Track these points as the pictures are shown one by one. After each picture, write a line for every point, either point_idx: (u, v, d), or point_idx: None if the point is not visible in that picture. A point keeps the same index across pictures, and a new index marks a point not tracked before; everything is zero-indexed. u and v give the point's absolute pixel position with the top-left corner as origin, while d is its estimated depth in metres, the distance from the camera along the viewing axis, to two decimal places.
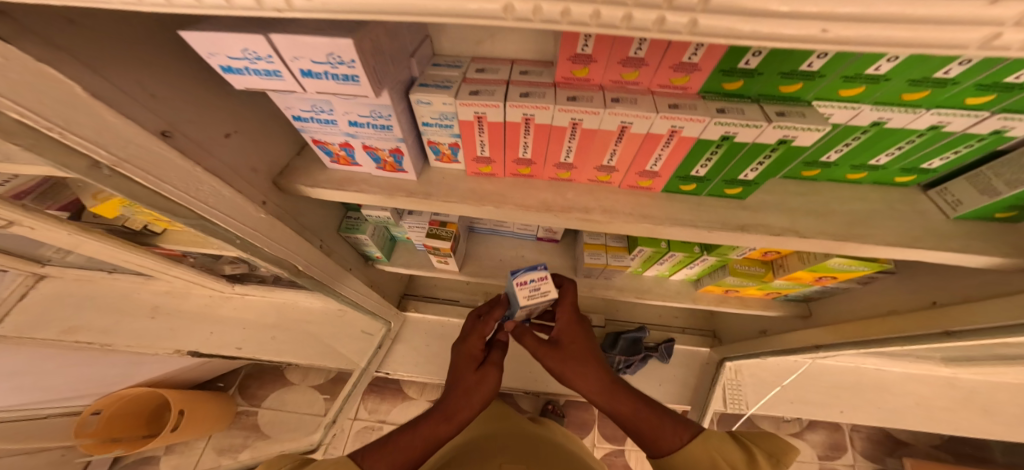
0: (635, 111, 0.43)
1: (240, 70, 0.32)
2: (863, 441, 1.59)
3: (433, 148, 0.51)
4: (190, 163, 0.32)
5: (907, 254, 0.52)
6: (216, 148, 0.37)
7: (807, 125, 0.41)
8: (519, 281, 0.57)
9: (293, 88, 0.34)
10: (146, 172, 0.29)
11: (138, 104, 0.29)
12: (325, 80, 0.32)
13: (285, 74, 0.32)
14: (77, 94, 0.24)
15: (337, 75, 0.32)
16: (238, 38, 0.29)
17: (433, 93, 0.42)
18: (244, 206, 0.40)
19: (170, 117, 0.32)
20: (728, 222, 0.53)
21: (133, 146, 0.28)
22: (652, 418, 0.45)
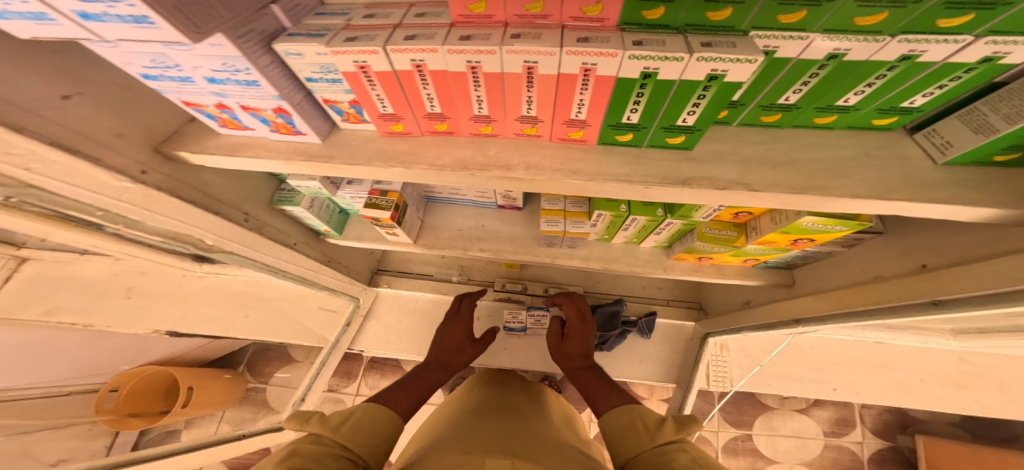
0: (535, 46, 0.36)
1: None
2: (873, 418, 1.52)
3: (333, 107, 0.46)
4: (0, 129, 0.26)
5: (883, 207, 0.44)
6: (52, 113, 0.32)
7: (735, 55, 0.34)
8: (531, 312, 1.10)
9: (86, 36, 0.26)
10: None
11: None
12: (114, 23, 0.25)
13: (61, 19, 0.24)
14: None
15: (125, 17, 0.24)
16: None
17: (302, 42, 0.36)
18: (96, 175, 0.35)
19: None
20: (669, 176, 0.46)
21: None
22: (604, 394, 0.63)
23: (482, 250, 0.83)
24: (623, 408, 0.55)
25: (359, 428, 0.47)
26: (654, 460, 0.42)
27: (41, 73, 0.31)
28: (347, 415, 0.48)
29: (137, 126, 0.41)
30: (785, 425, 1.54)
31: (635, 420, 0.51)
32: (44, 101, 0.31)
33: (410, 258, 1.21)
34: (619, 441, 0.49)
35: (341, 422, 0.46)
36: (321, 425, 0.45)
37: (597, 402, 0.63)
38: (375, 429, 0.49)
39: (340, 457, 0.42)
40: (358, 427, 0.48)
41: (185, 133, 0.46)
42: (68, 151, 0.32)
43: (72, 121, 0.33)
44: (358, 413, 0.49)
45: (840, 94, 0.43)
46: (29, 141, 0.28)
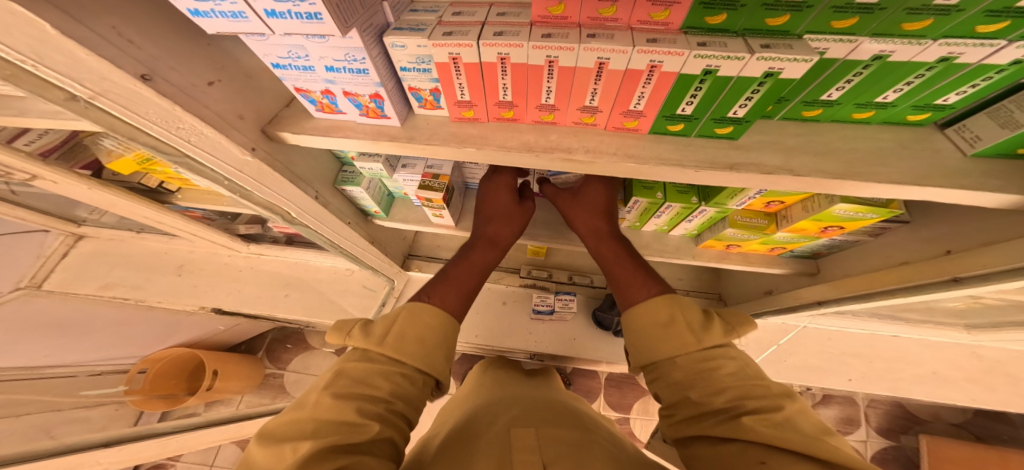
0: (610, 45, 0.41)
1: (207, 14, 0.30)
2: (879, 417, 1.56)
3: (415, 94, 0.51)
4: (170, 105, 0.33)
5: (914, 193, 0.48)
6: (202, 96, 0.38)
7: (793, 55, 0.38)
8: (561, 296, 1.14)
9: (261, 31, 0.32)
10: (124, 107, 0.32)
11: (114, 45, 0.29)
12: (291, 21, 0.30)
13: (251, 16, 0.30)
14: (46, 30, 0.24)
15: (301, 14, 0.30)
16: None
17: (407, 35, 0.41)
18: (229, 149, 0.42)
19: (149, 61, 0.32)
20: (717, 161, 0.50)
21: (107, 83, 0.30)
22: (635, 279, 0.59)
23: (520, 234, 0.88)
24: (660, 297, 0.52)
25: (404, 338, 0.47)
26: (697, 366, 0.44)
27: (197, 62, 0.37)
28: (388, 326, 0.48)
29: (254, 111, 0.46)
30: None
31: (672, 315, 0.49)
32: (199, 86, 0.37)
33: (440, 244, 1.23)
34: (652, 341, 0.49)
35: (386, 332, 0.47)
36: (361, 340, 0.47)
37: (627, 290, 0.58)
38: (422, 331, 0.49)
39: (389, 374, 0.44)
40: (400, 334, 0.47)
41: (285, 116, 0.51)
42: (215, 127, 0.39)
43: (216, 104, 0.39)
44: (398, 323, 0.48)
45: (879, 91, 0.48)
46: (189, 116, 0.35)
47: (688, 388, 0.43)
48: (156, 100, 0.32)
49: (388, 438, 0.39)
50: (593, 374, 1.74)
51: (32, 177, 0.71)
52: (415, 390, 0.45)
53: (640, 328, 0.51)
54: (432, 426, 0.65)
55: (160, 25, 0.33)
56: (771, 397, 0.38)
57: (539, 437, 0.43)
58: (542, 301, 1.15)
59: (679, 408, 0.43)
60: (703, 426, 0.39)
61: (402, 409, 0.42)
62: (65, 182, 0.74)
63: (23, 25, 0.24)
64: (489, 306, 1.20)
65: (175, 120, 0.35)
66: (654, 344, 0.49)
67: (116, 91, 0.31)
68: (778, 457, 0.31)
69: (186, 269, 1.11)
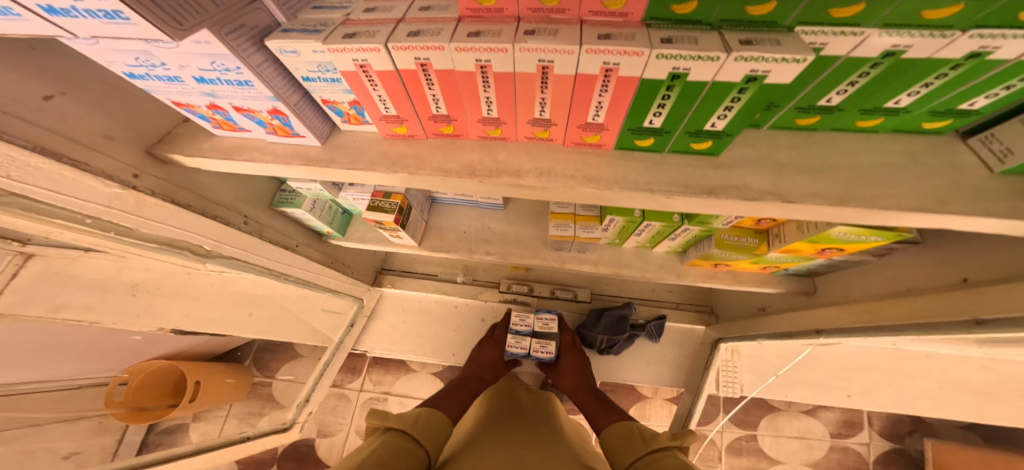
0: (551, 44, 0.32)
1: None
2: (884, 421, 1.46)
3: (332, 108, 0.44)
4: None
5: (931, 220, 0.39)
6: (33, 113, 0.31)
7: (781, 55, 0.30)
8: (540, 315, 1.03)
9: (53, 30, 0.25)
10: None
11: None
12: (84, 19, 0.24)
13: (25, 13, 0.23)
14: None
15: (95, 12, 0.23)
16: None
17: (297, 38, 0.34)
18: (84, 182, 0.34)
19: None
20: (693, 184, 0.42)
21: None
22: (604, 412, 0.75)
23: (488, 254, 0.79)
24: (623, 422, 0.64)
25: (425, 427, 0.59)
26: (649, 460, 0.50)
27: (19, 71, 0.31)
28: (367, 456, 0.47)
29: (125, 127, 0.40)
30: (791, 426, 1.47)
31: (631, 432, 0.59)
32: (30, 101, 0.31)
33: (414, 258, 1.21)
34: (620, 452, 0.57)
35: (413, 421, 0.59)
36: (399, 421, 0.56)
37: (596, 416, 0.75)
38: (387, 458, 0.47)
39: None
40: (426, 426, 0.60)
41: (179, 134, 0.46)
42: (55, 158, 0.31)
43: (61, 121, 0.33)
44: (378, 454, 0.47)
45: (889, 95, 0.39)
46: (6, 146, 0.27)
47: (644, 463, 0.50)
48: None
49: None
50: None
51: None
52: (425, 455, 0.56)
53: (610, 449, 0.60)
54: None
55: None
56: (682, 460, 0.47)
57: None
58: (522, 320, 1.02)
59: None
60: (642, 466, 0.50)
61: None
62: None
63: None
64: (467, 322, 1.14)
65: None
66: (619, 453, 0.57)
67: None
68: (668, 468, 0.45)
69: None
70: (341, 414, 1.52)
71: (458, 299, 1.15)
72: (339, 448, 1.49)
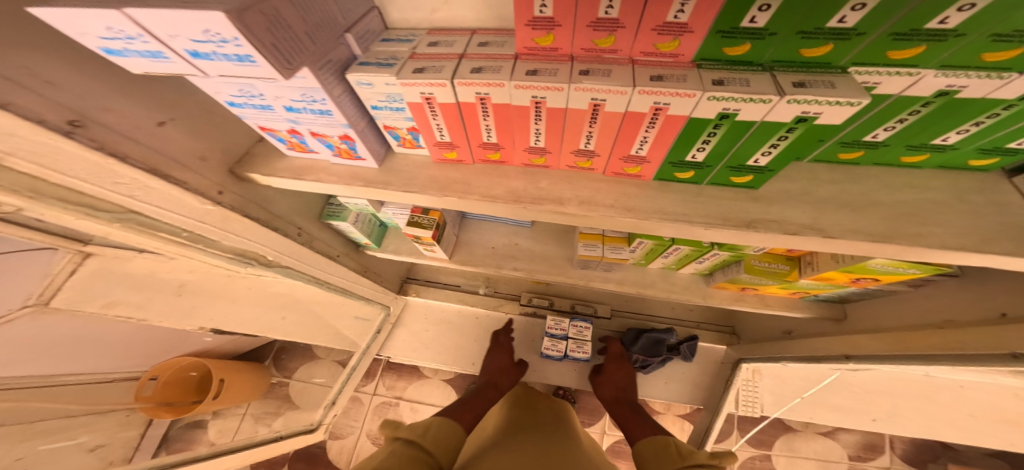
0: (606, 85, 0.35)
1: (121, 53, 0.27)
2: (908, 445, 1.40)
3: (392, 133, 0.48)
4: (101, 156, 0.31)
5: (973, 259, 0.40)
6: (148, 138, 0.36)
7: (835, 98, 0.32)
8: (574, 322, 1.05)
9: (190, 71, 0.29)
10: (47, 169, 0.29)
11: (25, 88, 0.26)
12: (219, 62, 0.28)
13: (172, 56, 0.28)
14: None
15: (229, 55, 0.27)
16: (92, 14, 0.24)
17: (373, 72, 0.38)
18: (183, 198, 0.40)
19: (77, 106, 0.30)
20: (732, 217, 0.44)
21: (16, 140, 0.26)
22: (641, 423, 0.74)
23: (515, 270, 0.81)
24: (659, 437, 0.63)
25: (439, 438, 0.56)
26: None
27: (143, 101, 0.36)
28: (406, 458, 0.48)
29: (216, 148, 0.45)
30: (808, 447, 1.43)
31: (667, 448, 0.58)
32: (147, 128, 0.36)
33: (437, 268, 1.25)
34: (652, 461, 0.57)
35: (426, 428, 0.56)
36: (410, 432, 0.53)
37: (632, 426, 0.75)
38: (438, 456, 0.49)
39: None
40: (435, 435, 0.57)
41: (254, 153, 0.50)
42: (164, 179, 0.37)
43: (168, 144, 0.38)
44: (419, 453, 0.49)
45: (936, 132, 0.41)
46: (128, 169, 0.33)
47: None
48: (76, 150, 0.29)
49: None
50: None
51: None
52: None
53: (643, 459, 0.60)
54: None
55: (88, 65, 0.32)
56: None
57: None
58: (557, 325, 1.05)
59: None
60: None
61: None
62: None
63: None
64: (487, 333, 1.16)
65: (111, 174, 0.33)
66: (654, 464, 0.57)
67: (37, 151, 0.28)
68: None
69: None
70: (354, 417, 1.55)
71: (479, 310, 1.17)
72: (350, 452, 1.51)
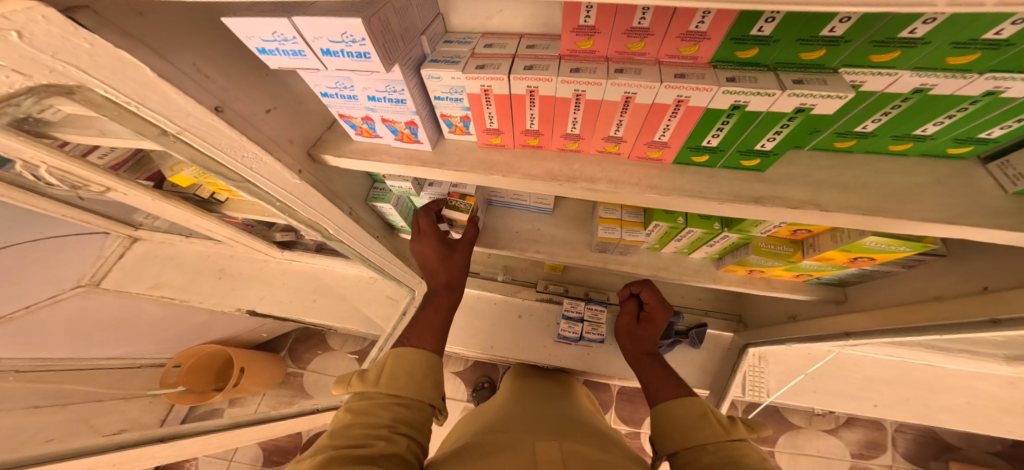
0: (638, 80, 0.43)
1: (271, 51, 0.39)
2: (909, 442, 1.44)
3: (446, 121, 0.56)
4: (234, 132, 0.40)
5: (949, 232, 0.47)
6: (259, 122, 0.45)
7: (827, 92, 0.39)
8: (590, 306, 1.13)
9: (315, 65, 0.40)
10: (202, 139, 0.39)
11: (192, 80, 0.36)
12: (342, 58, 0.38)
13: (308, 53, 0.39)
14: (146, 74, 0.31)
15: (352, 53, 0.37)
16: (266, 22, 0.35)
17: (443, 68, 0.46)
18: (279, 172, 0.49)
19: (219, 95, 0.39)
20: (742, 194, 0.51)
21: (190, 119, 0.37)
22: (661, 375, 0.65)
23: (538, 252, 0.88)
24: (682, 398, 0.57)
25: (396, 374, 0.48)
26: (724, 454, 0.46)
27: (258, 93, 0.45)
28: (382, 365, 0.50)
29: (302, 133, 0.54)
30: (812, 444, 1.47)
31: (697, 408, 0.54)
32: (258, 113, 0.45)
33: None
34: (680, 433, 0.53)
35: (379, 374, 0.48)
36: (365, 383, 0.47)
37: (655, 384, 0.64)
38: (412, 368, 0.49)
39: (389, 402, 0.46)
40: (392, 374, 0.48)
41: (327, 138, 0.58)
42: (270, 154, 0.46)
43: (271, 128, 0.47)
44: (390, 362, 0.50)
45: (917, 124, 0.48)
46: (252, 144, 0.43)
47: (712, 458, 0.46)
48: (221, 127, 0.39)
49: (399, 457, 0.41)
50: (606, 387, 1.71)
51: (105, 189, 0.72)
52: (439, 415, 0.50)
53: (664, 430, 0.55)
54: (445, 437, 0.71)
55: (229, 62, 0.41)
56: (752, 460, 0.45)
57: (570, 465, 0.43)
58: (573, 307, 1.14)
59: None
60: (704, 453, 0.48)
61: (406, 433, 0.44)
62: (134, 193, 0.75)
63: (129, 71, 0.30)
64: (505, 318, 1.22)
65: (239, 148, 0.42)
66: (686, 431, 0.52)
67: (197, 126, 0.37)
68: None
69: (226, 272, 1.20)
70: None
71: (498, 297, 1.24)
72: None
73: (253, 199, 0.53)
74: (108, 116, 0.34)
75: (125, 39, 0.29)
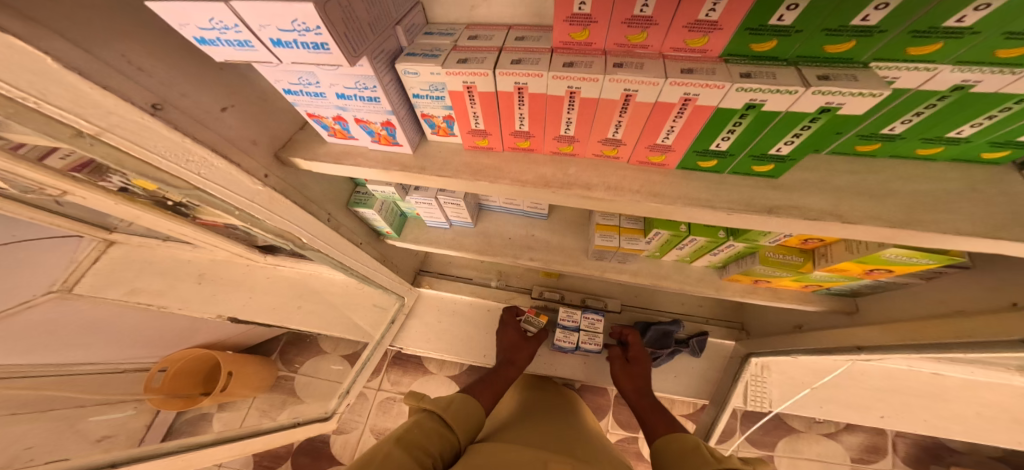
0: (640, 76, 0.38)
1: (213, 41, 0.33)
2: (912, 448, 1.40)
3: (428, 121, 0.51)
4: (178, 134, 0.35)
5: (985, 245, 0.42)
6: (212, 122, 0.40)
7: (858, 90, 0.34)
8: (586, 315, 1.07)
9: (267, 59, 0.35)
10: (132, 142, 0.32)
11: (120, 73, 0.30)
12: (297, 49, 0.33)
13: (256, 45, 0.33)
14: (48, 64, 0.25)
15: (307, 43, 0.32)
16: (201, 7, 0.30)
17: (420, 61, 0.41)
18: (239, 178, 0.43)
19: (158, 90, 0.34)
20: (753, 203, 0.46)
21: (114, 118, 0.30)
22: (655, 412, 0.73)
23: (532, 260, 0.83)
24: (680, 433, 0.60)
25: (460, 415, 0.55)
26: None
27: (209, 88, 0.40)
28: (449, 401, 0.57)
29: (266, 134, 0.48)
30: (811, 449, 1.43)
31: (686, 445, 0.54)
32: (210, 112, 0.40)
33: (451, 261, 1.28)
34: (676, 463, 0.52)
35: (447, 403, 0.56)
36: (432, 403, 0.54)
37: (648, 417, 0.73)
38: (471, 415, 0.57)
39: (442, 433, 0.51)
40: (456, 412, 0.55)
41: (297, 139, 0.53)
42: (225, 158, 0.41)
43: (226, 128, 0.42)
44: (457, 401, 0.58)
45: (950, 126, 0.43)
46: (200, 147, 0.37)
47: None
48: (160, 129, 0.34)
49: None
50: (602, 392, 1.67)
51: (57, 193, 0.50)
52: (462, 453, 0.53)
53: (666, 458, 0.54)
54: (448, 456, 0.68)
55: (168, 53, 0.36)
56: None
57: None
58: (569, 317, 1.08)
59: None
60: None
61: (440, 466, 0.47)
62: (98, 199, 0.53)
63: (22, 58, 0.24)
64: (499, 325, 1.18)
65: (185, 152, 0.37)
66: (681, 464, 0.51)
67: (128, 128, 0.31)
68: None
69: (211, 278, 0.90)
70: (359, 413, 1.55)
71: (493, 303, 1.19)
72: (353, 447, 1.51)
73: (209, 209, 0.46)
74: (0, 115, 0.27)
75: (17, 22, 0.23)
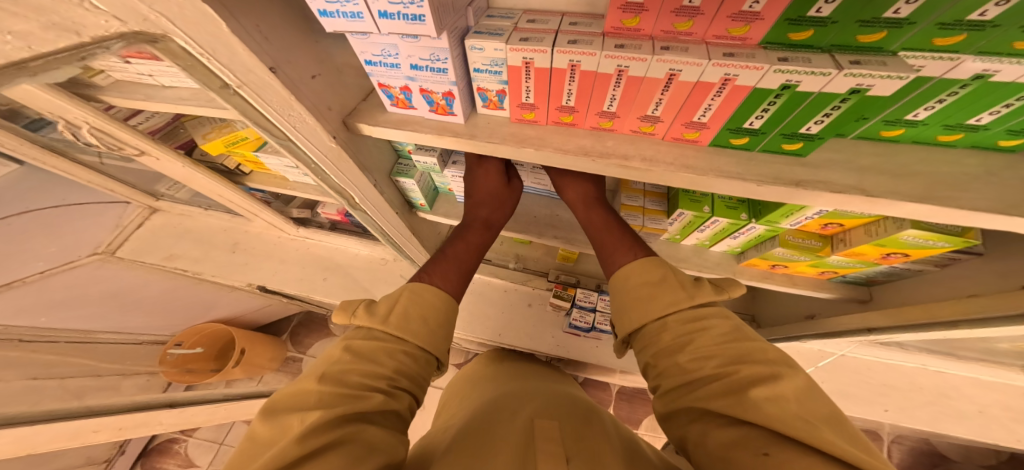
0: (685, 57, 0.41)
1: (331, 14, 0.38)
2: (905, 454, 1.41)
3: (482, 94, 0.55)
4: (289, 93, 0.41)
5: (1000, 223, 0.45)
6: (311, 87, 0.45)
7: (886, 73, 0.37)
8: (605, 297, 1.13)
9: (371, 30, 0.40)
10: (258, 94, 0.40)
11: (261, 40, 0.36)
12: (397, 21, 0.37)
13: (365, 16, 0.38)
14: (221, 28, 0.31)
15: (408, 15, 0.36)
16: None
17: (486, 39, 0.46)
18: (322, 136, 0.49)
19: (281, 55, 0.40)
20: (782, 177, 0.50)
21: (251, 74, 0.37)
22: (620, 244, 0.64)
23: (556, 237, 0.88)
24: (647, 259, 0.57)
25: (408, 315, 0.52)
26: (686, 328, 0.47)
27: (311, 58, 0.45)
28: (393, 303, 0.52)
29: (342, 101, 0.53)
30: None
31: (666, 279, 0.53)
32: (311, 78, 0.45)
33: None
34: (653, 332, 0.49)
35: (389, 312, 0.51)
36: (369, 318, 0.50)
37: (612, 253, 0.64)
38: (425, 310, 0.53)
39: (395, 354, 0.48)
40: (403, 311, 0.52)
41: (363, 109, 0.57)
42: (317, 118, 0.46)
43: (320, 94, 0.47)
44: (403, 296, 0.53)
45: (972, 113, 0.46)
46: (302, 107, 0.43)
47: (676, 352, 0.45)
48: (278, 87, 0.40)
49: (396, 410, 0.43)
50: (606, 386, 1.69)
51: (141, 153, 0.78)
52: (417, 366, 0.49)
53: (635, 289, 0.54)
54: (439, 415, 0.71)
55: (289, 23, 0.41)
56: (769, 363, 0.38)
57: (566, 450, 0.41)
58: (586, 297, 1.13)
59: (692, 430, 0.39)
60: (697, 396, 0.40)
61: (406, 385, 0.46)
62: (167, 159, 0.81)
63: (206, 22, 0.30)
64: (515, 305, 1.22)
65: (290, 108, 0.43)
66: (653, 307, 0.51)
67: (255, 81, 0.38)
68: (779, 444, 0.31)
69: (240, 247, 1.22)
70: None
71: (510, 283, 1.23)
72: None
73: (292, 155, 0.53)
74: (183, 66, 0.36)
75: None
